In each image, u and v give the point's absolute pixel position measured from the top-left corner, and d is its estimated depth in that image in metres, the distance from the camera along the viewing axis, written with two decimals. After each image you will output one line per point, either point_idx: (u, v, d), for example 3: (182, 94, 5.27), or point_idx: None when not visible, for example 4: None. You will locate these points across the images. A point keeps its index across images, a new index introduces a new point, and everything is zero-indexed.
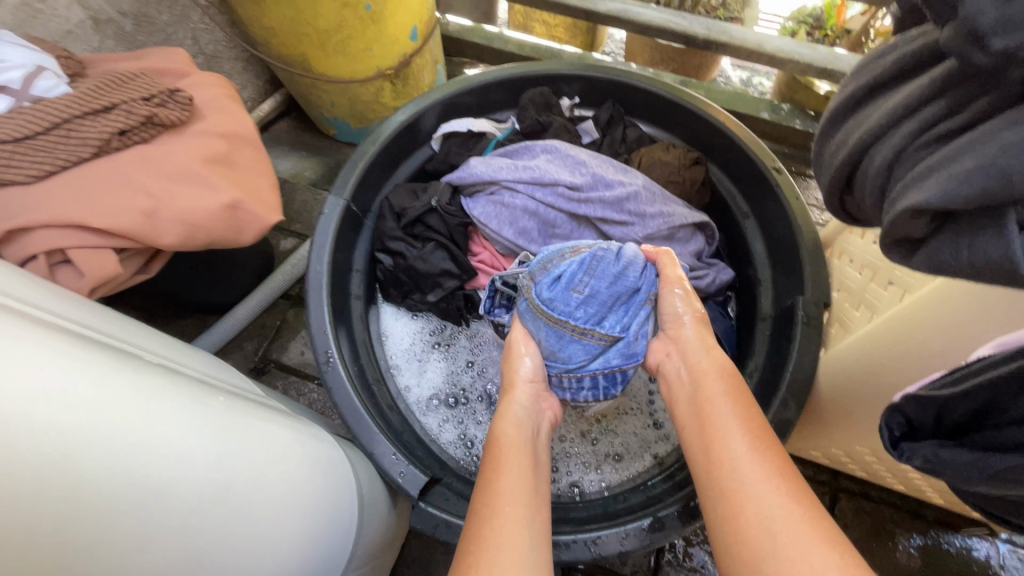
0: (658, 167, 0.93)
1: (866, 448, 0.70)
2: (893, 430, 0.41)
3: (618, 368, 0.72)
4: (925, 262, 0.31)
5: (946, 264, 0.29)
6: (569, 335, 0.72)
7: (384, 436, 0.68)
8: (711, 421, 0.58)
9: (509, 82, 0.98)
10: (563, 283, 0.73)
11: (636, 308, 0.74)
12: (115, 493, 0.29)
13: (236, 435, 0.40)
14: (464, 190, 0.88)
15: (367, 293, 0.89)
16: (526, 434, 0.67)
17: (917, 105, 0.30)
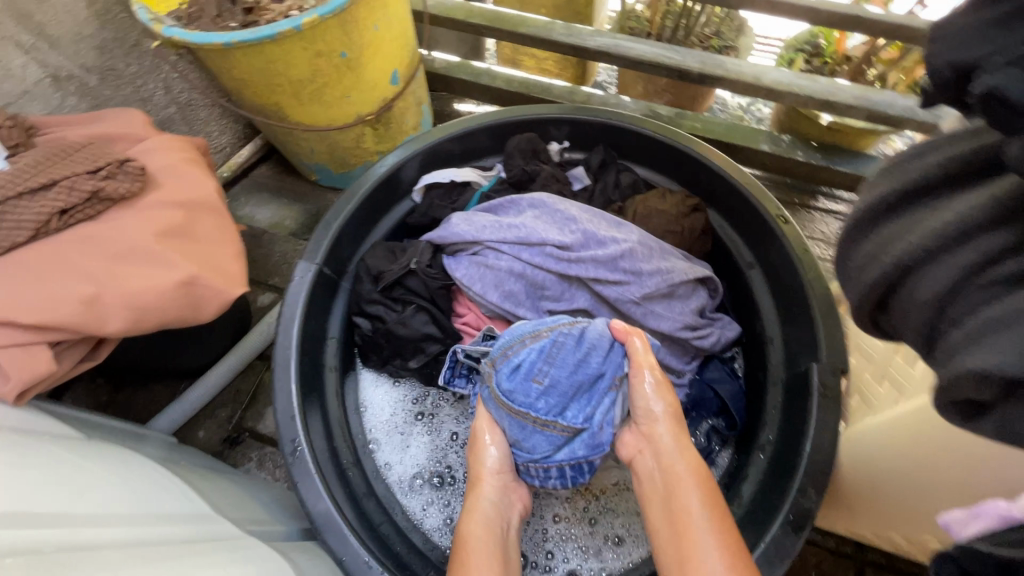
0: (657, 218, 0.86)
1: (896, 535, 0.63)
2: None
3: (584, 459, 0.67)
4: (991, 429, 0.24)
5: (1022, 437, 0.23)
6: (531, 426, 0.68)
7: (356, 539, 0.62)
8: (687, 545, 0.53)
9: (494, 128, 0.92)
10: (521, 373, 0.68)
11: (599, 397, 0.68)
12: None
13: None
14: (446, 249, 0.81)
15: (343, 362, 0.82)
16: (495, 540, 0.62)
17: (972, 231, 0.25)
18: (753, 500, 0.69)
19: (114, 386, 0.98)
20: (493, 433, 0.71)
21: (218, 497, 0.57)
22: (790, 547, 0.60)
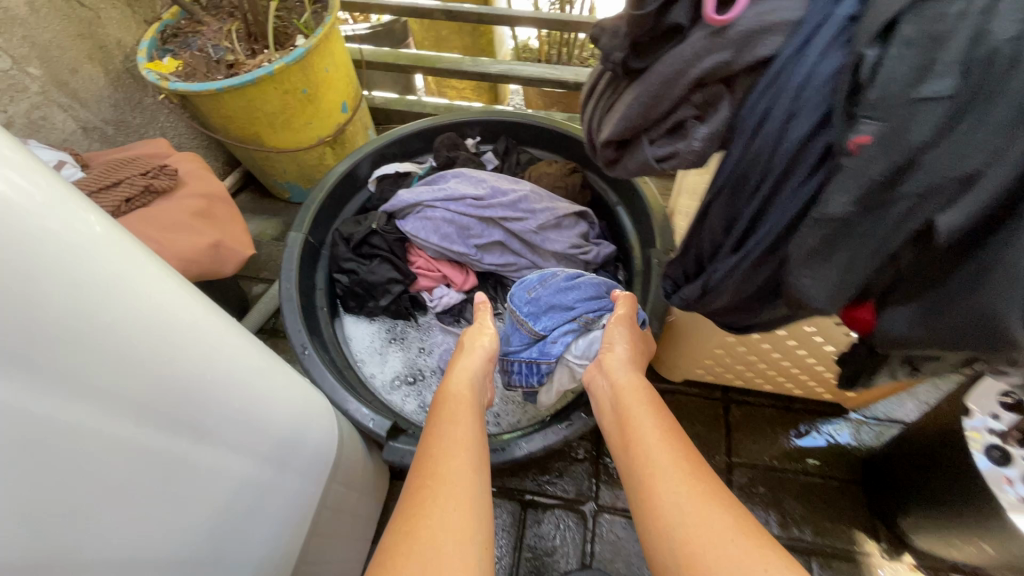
0: (545, 178, 1.20)
1: (716, 345, 0.95)
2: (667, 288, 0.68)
3: (534, 358, 0.93)
4: (624, 174, 0.57)
5: (629, 170, 0.56)
6: (516, 324, 0.98)
7: (356, 399, 0.89)
8: (631, 429, 0.69)
9: (424, 132, 1.26)
10: (524, 287, 1.01)
11: (563, 320, 0.94)
12: (189, 367, 0.45)
13: (251, 347, 0.54)
14: (397, 215, 1.12)
15: (330, 307, 1.11)
16: (472, 404, 0.78)
17: (600, 95, 0.58)
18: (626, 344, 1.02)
19: None
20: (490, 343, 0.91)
21: None
22: None
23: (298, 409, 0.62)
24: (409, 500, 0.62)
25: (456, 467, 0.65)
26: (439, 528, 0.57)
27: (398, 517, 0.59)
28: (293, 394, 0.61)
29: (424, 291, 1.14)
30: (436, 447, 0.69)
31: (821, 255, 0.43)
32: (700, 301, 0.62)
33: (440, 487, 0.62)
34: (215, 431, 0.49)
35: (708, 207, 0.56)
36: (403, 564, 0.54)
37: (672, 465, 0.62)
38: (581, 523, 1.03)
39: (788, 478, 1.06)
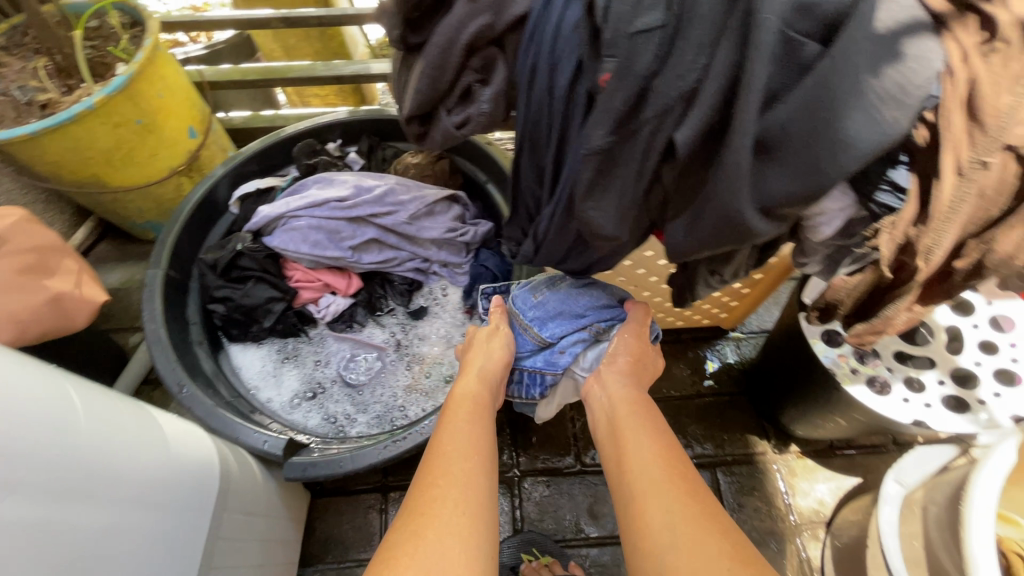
0: (412, 168, 1.21)
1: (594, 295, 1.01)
2: (510, 248, 0.71)
3: (539, 369, 0.90)
4: (436, 147, 0.59)
5: (439, 143, 0.58)
6: (520, 328, 0.93)
7: (245, 425, 0.86)
8: (626, 440, 0.70)
9: (280, 144, 1.22)
10: (529, 288, 0.95)
11: (572, 329, 0.89)
12: None
13: (60, 390, 0.52)
14: (263, 232, 1.09)
15: (210, 340, 1.06)
16: (481, 405, 0.79)
17: (399, 75, 0.59)
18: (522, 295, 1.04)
19: None
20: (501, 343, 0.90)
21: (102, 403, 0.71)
22: None
23: (148, 444, 0.60)
24: (414, 506, 0.62)
25: (461, 467, 0.66)
26: (441, 529, 0.58)
27: (402, 521, 0.59)
28: (132, 430, 0.58)
29: (309, 303, 1.11)
30: (446, 445, 0.70)
31: (600, 186, 0.47)
32: (538, 255, 0.66)
33: (445, 486, 0.63)
34: (33, 482, 0.46)
35: (519, 164, 0.60)
36: (404, 565, 0.54)
37: (667, 487, 0.61)
38: (507, 491, 1.07)
39: (686, 403, 1.15)
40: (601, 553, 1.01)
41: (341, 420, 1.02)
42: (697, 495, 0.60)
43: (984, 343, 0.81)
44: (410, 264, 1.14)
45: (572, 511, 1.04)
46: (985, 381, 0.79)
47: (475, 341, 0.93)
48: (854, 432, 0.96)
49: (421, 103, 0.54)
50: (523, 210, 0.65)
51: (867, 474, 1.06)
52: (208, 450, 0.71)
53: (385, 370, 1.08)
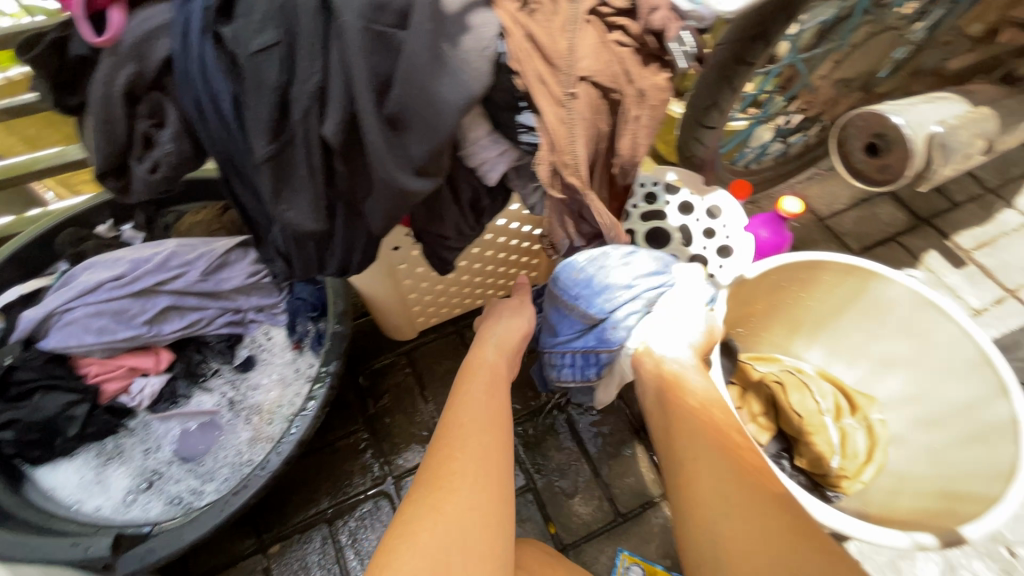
0: (198, 227, 1.18)
1: (406, 290, 1.06)
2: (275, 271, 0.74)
3: (592, 347, 0.89)
4: (145, 195, 0.61)
5: (143, 191, 0.60)
6: (564, 312, 0.91)
7: (59, 541, 0.79)
8: (670, 412, 0.75)
9: (36, 241, 1.12)
10: (570, 266, 0.88)
11: (621, 303, 0.86)
12: None
13: None
14: (35, 337, 0.99)
15: (4, 472, 0.94)
16: (493, 382, 0.88)
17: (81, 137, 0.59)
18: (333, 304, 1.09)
19: None
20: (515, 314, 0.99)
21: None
22: (342, 331, 1.00)
23: None
24: (429, 480, 0.70)
25: (476, 443, 0.75)
26: (457, 501, 0.67)
27: (422, 494, 0.69)
28: None
29: (118, 395, 1.03)
30: (460, 421, 0.79)
31: (284, 189, 0.53)
32: (293, 267, 0.70)
33: (461, 461, 0.72)
34: None
35: (236, 190, 0.63)
36: (424, 534, 0.63)
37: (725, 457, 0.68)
38: (386, 499, 1.09)
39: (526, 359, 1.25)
40: None
41: (186, 497, 0.98)
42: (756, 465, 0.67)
43: (705, 230, 1.01)
44: (221, 320, 1.11)
45: None
46: (712, 259, 0.99)
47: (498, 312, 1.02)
48: None
49: (103, 159, 0.56)
50: (262, 232, 0.68)
51: None
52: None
53: (224, 433, 1.04)
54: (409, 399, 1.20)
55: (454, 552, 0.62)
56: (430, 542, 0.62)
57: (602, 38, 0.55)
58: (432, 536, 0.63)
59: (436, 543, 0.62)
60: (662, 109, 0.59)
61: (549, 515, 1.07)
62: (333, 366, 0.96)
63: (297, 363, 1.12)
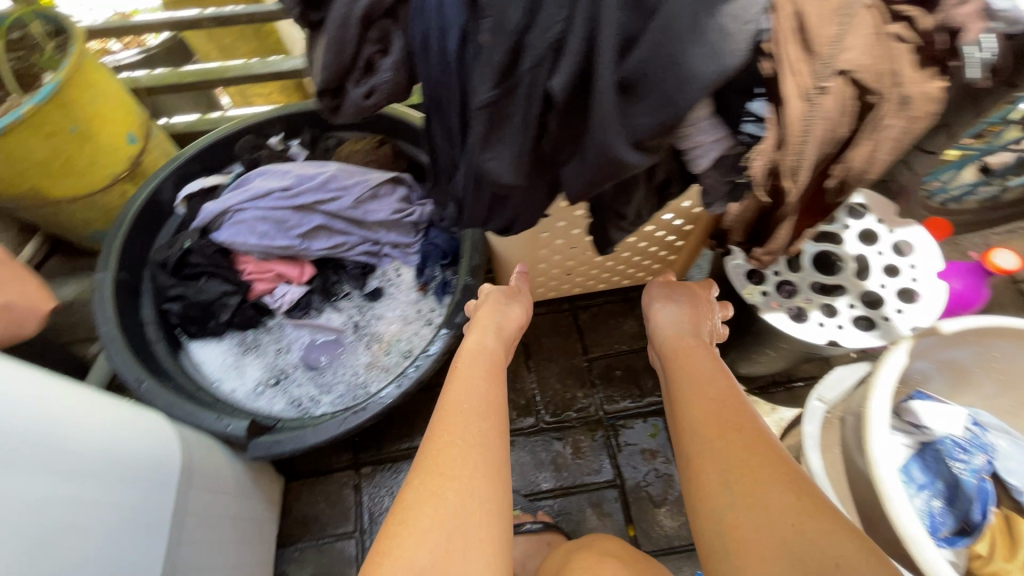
0: (356, 155, 1.24)
1: (539, 258, 1.06)
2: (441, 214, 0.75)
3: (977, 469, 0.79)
4: (350, 118, 0.63)
5: (351, 114, 0.62)
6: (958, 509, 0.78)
7: (208, 412, 0.89)
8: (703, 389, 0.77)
9: (221, 142, 1.22)
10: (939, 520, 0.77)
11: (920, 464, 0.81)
12: None
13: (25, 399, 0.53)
14: (211, 227, 1.10)
15: (168, 338, 1.07)
16: (485, 369, 0.89)
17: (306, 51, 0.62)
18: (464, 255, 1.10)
19: None
20: (505, 298, 1.00)
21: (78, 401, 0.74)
22: (473, 287, 1.01)
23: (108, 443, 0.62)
24: (427, 467, 0.73)
25: (476, 432, 0.77)
26: (458, 496, 0.69)
27: (418, 483, 0.71)
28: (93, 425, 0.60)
29: (264, 295, 1.13)
30: (462, 409, 0.80)
31: (494, 136, 0.52)
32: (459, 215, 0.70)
33: (460, 455, 0.74)
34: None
35: (431, 128, 0.64)
36: (419, 520, 0.66)
37: (765, 452, 0.64)
38: None
39: (635, 354, 1.20)
40: (567, 502, 1.06)
41: (307, 402, 1.06)
42: (755, 455, 0.64)
43: (888, 266, 0.89)
44: (360, 248, 1.17)
45: (537, 467, 1.10)
46: (888, 300, 0.86)
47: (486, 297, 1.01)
48: (788, 364, 1.03)
49: (328, 78, 0.58)
50: (447, 178, 0.69)
51: None
52: (167, 432, 0.73)
53: (345, 352, 1.11)
54: (513, 365, 1.20)
55: (454, 545, 0.65)
56: (428, 535, 0.65)
57: (879, 30, 0.47)
58: (430, 530, 0.65)
59: (434, 536, 0.65)
60: (923, 123, 0.50)
61: (630, 516, 1.04)
62: (459, 319, 0.99)
63: (420, 305, 1.16)
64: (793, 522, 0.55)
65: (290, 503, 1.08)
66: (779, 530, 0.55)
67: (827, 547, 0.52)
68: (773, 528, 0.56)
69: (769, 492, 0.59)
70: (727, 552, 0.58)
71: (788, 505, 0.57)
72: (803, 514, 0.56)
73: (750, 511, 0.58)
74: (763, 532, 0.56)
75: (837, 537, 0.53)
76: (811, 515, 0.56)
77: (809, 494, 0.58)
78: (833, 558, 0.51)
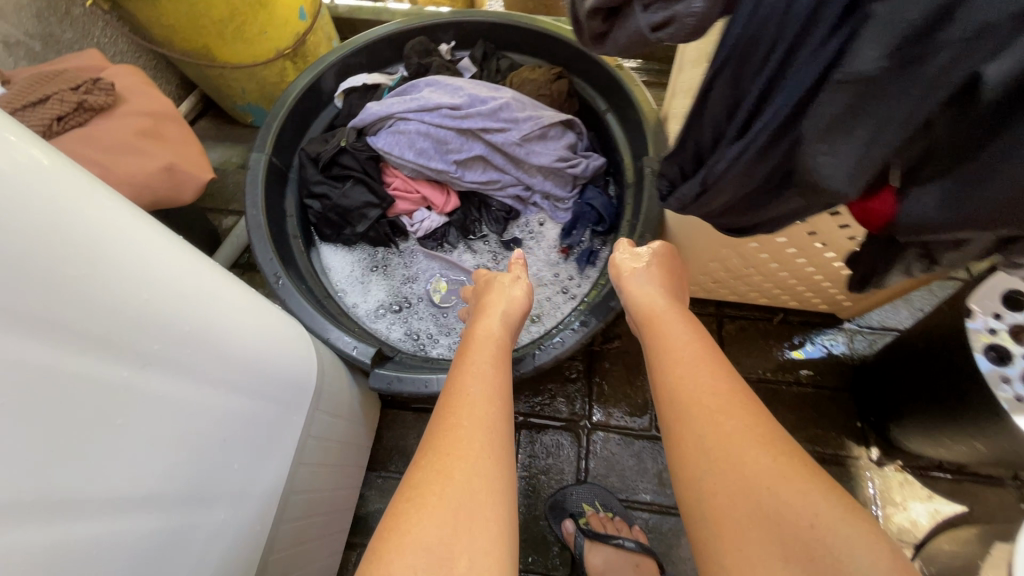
0: (529, 85, 1.09)
1: (714, 258, 0.91)
2: (664, 188, 0.61)
3: None
4: (613, 48, 0.49)
5: (621, 46, 0.48)
6: None
7: (335, 327, 0.85)
8: (680, 364, 0.66)
9: (392, 39, 1.12)
10: None
11: None
12: (115, 306, 0.38)
13: (205, 294, 0.46)
14: (368, 130, 1.03)
15: (304, 235, 1.03)
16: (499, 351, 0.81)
17: None
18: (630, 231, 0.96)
19: None
20: (521, 284, 0.92)
21: None
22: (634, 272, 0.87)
23: (271, 354, 0.56)
24: (435, 445, 0.66)
25: (480, 414, 0.70)
26: (460, 478, 0.62)
27: (426, 464, 0.64)
28: (264, 336, 0.54)
29: (403, 215, 1.06)
30: (471, 390, 0.72)
31: (843, 127, 0.38)
32: (696, 199, 0.56)
33: (460, 434, 0.67)
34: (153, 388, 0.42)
35: (708, 87, 0.49)
36: (430, 502, 0.60)
37: (745, 417, 0.58)
38: (575, 440, 1.04)
39: (779, 389, 1.06)
40: (663, 521, 0.98)
41: (424, 338, 1.00)
42: (740, 435, 0.56)
43: None
44: (511, 190, 1.05)
45: (639, 474, 1.01)
46: None
47: (494, 284, 0.93)
48: (984, 462, 0.85)
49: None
50: (704, 151, 0.55)
51: (975, 506, 0.96)
52: (309, 349, 0.66)
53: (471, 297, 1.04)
54: (638, 359, 1.09)
55: (461, 530, 0.58)
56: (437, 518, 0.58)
57: None
58: (439, 513, 0.59)
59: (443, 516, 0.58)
60: None
61: None
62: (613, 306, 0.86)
63: (559, 270, 1.05)
64: (777, 491, 0.51)
65: (382, 430, 1.06)
66: (754, 495, 0.51)
67: (813, 517, 0.48)
68: (750, 494, 0.51)
69: (751, 460, 0.53)
70: (707, 527, 0.53)
71: (771, 476, 0.52)
72: (786, 481, 0.51)
73: (731, 481, 0.53)
74: (745, 502, 0.52)
75: (821, 506, 0.49)
76: (792, 481, 0.51)
77: (791, 457, 0.54)
78: (823, 531, 0.47)
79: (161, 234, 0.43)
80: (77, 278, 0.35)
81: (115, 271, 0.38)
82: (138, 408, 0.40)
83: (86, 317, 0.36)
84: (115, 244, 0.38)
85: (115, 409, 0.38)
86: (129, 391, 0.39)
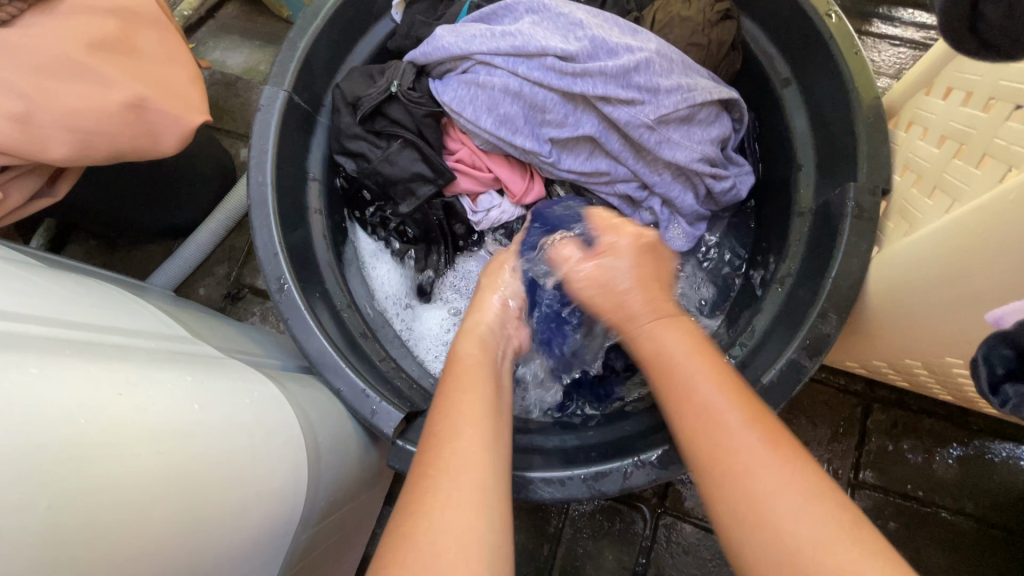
0: (676, 27, 0.71)
1: (917, 361, 0.60)
2: (995, 367, 0.37)
3: None
4: None
5: None
6: None
7: (351, 368, 0.60)
8: (689, 374, 0.49)
9: None
10: None
11: None
12: (96, 492, 0.29)
13: (209, 426, 0.37)
14: (432, 71, 0.71)
15: (330, 207, 0.76)
16: (491, 381, 0.54)
17: None
18: (792, 289, 0.65)
19: (109, 246, 0.96)
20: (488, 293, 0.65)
21: (183, 338, 0.46)
22: (802, 373, 0.57)
23: (285, 486, 0.42)
24: (409, 501, 0.43)
25: (467, 458, 0.45)
26: (447, 529, 0.40)
27: (404, 520, 0.41)
28: (276, 459, 0.41)
29: (465, 196, 0.77)
30: (439, 425, 0.48)
31: None
32: None
33: (443, 482, 0.43)
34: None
35: None
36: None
37: (747, 420, 0.44)
38: (642, 522, 0.81)
39: (933, 517, 0.78)
40: None
41: None
42: (760, 467, 0.42)
43: None
44: (622, 189, 0.73)
45: None
46: None
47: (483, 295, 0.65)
48: None
49: None
50: None
51: None
52: (303, 461, 0.45)
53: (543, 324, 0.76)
54: None
55: None
56: None
57: None
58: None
59: None
60: None
61: None
62: None
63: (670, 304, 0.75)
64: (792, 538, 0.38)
65: None
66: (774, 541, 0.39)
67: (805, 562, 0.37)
68: (770, 541, 0.39)
69: (756, 486, 0.41)
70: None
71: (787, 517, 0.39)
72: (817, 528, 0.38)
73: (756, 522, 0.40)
74: (767, 538, 0.39)
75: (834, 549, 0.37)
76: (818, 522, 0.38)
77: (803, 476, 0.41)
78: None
79: (151, 372, 0.36)
80: (16, 450, 0.27)
81: (94, 399, 0.31)
82: (144, 485, 0.31)
83: (73, 380, 0.31)
84: (92, 406, 0.31)
85: (79, 454, 0.29)
86: (76, 416, 0.30)
